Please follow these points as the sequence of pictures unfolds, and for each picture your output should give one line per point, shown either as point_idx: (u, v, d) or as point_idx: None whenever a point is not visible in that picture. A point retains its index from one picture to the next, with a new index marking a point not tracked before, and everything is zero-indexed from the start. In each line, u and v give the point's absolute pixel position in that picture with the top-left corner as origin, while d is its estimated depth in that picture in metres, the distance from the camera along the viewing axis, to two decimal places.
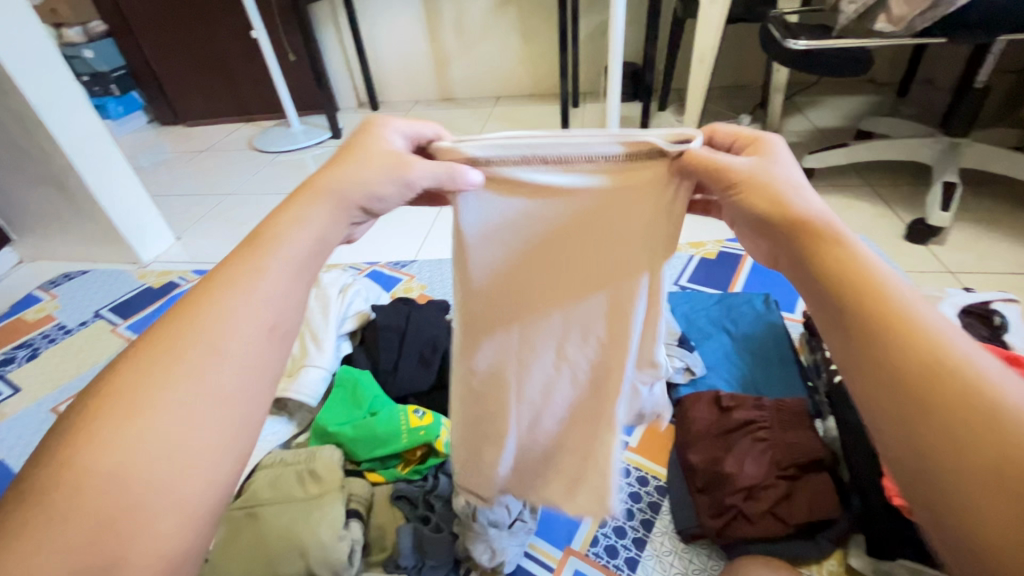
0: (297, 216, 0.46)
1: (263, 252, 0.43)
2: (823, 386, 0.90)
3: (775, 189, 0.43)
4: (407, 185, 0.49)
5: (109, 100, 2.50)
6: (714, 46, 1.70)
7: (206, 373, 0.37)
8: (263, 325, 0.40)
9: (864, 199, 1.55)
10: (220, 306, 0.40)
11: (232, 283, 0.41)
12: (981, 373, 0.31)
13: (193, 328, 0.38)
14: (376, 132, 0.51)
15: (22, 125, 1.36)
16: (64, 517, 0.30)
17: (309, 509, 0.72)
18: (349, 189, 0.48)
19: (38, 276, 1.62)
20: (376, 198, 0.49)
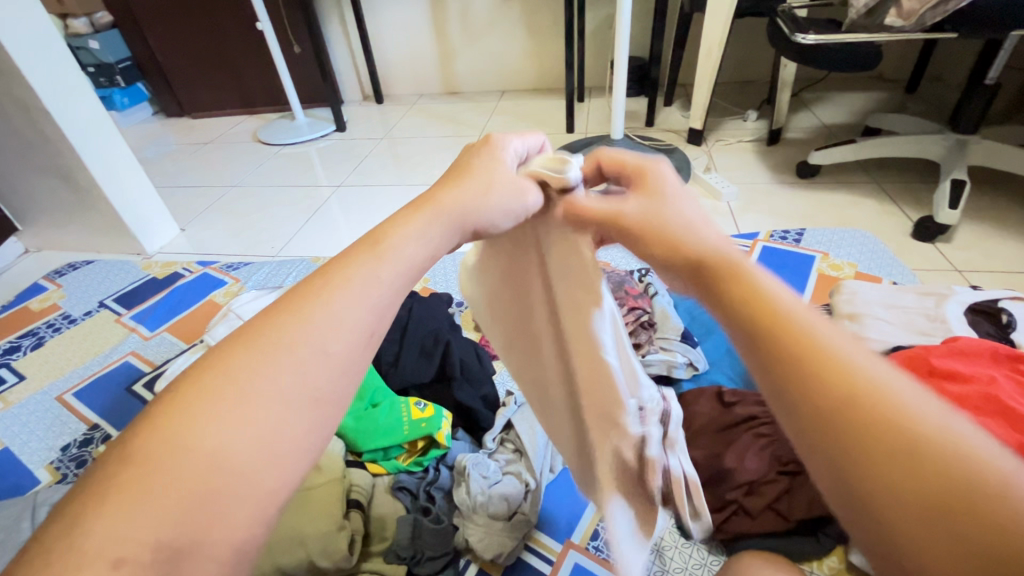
0: (412, 232, 0.44)
1: (379, 253, 0.42)
2: None
3: (667, 231, 0.41)
4: (517, 214, 0.50)
5: (115, 91, 2.50)
6: (722, 40, 1.68)
7: (308, 368, 0.36)
8: (366, 332, 0.39)
9: (870, 196, 1.54)
10: (323, 295, 0.39)
11: (336, 290, 0.39)
12: (885, 390, 0.28)
13: (304, 322, 0.37)
14: (497, 152, 0.51)
15: (27, 114, 1.36)
16: (152, 493, 0.29)
17: (310, 498, 0.73)
18: (468, 214, 0.47)
19: (43, 266, 1.62)
20: (495, 223, 0.49)
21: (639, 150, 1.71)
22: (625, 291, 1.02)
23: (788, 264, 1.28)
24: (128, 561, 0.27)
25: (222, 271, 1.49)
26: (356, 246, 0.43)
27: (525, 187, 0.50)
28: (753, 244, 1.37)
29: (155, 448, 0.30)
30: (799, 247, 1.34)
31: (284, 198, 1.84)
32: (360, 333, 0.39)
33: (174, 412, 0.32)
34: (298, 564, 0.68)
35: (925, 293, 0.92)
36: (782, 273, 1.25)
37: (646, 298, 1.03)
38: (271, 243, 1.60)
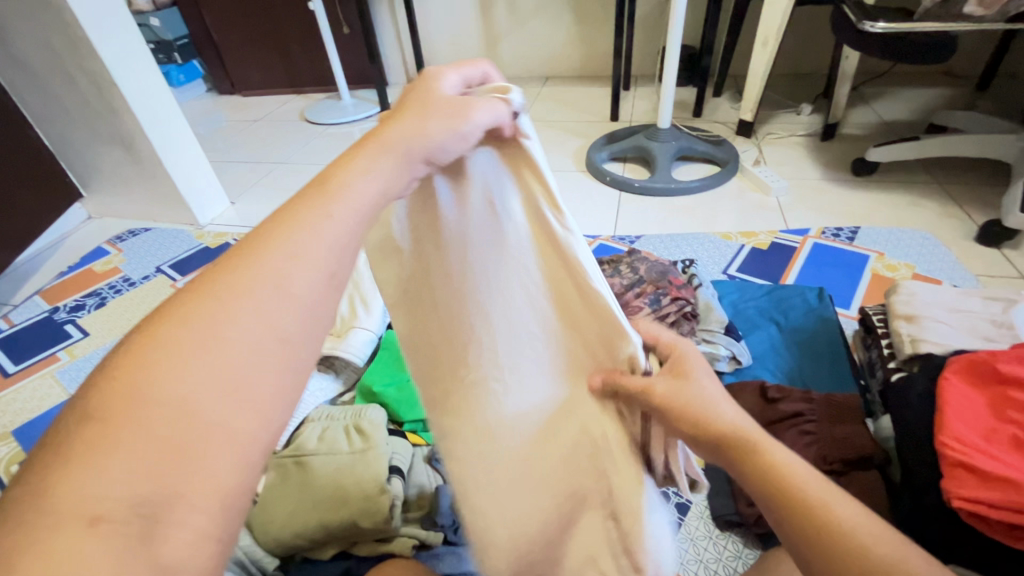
0: (360, 167, 0.41)
1: (327, 193, 0.39)
2: (877, 385, 0.86)
3: (695, 407, 0.47)
4: (466, 136, 0.45)
5: (172, 68, 2.59)
6: (780, 28, 1.62)
7: (268, 311, 0.34)
8: (323, 272, 0.36)
9: (931, 197, 1.47)
10: (264, 239, 0.36)
11: (284, 233, 0.37)
12: (862, 533, 0.39)
13: (252, 267, 0.35)
14: (430, 82, 0.47)
15: (97, 86, 1.42)
16: (124, 444, 0.28)
17: (354, 460, 0.75)
18: (417, 140, 0.43)
19: (106, 231, 1.72)
20: (442, 151, 0.44)
21: (685, 140, 1.67)
22: (668, 281, 1.01)
23: (840, 263, 1.24)
24: (105, 518, 0.26)
25: None
26: (304, 192, 0.40)
27: (470, 106, 0.45)
28: (803, 240, 1.33)
29: (117, 400, 0.29)
30: (853, 245, 1.29)
31: None
32: (319, 265, 0.36)
33: (136, 361, 0.30)
34: (343, 523, 0.71)
35: (992, 298, 0.88)
36: (834, 271, 1.21)
37: (689, 289, 1.02)
38: None
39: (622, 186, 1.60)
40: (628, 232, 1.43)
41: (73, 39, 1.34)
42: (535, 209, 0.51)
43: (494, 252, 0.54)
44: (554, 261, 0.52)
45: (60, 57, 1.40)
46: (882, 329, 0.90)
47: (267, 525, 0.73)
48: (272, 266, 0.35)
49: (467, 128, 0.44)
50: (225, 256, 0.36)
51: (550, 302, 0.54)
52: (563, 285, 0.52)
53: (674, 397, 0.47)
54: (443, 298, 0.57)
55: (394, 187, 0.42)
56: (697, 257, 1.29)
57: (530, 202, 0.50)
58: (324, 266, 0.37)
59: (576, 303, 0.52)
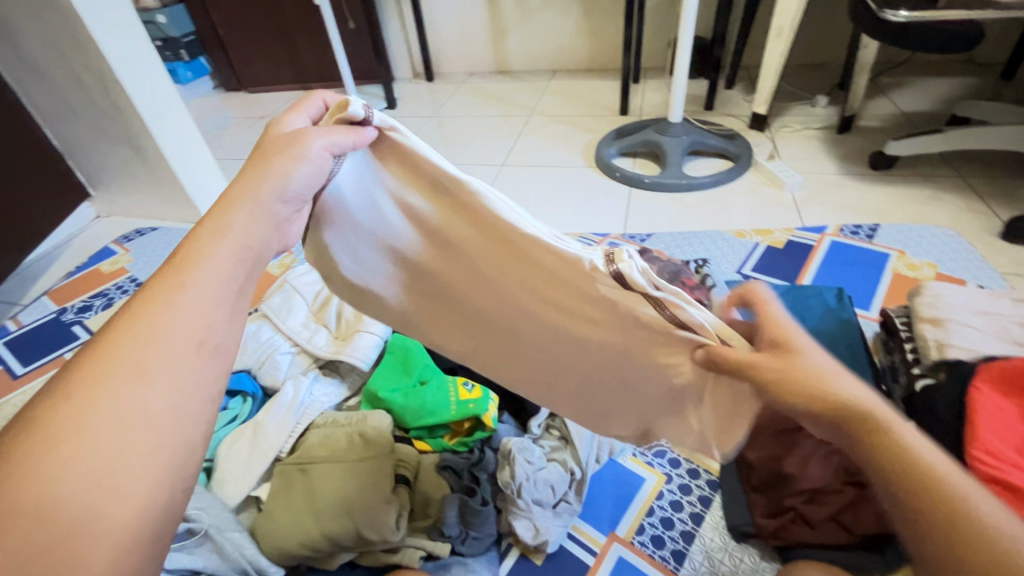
0: (218, 226, 0.46)
1: (182, 263, 0.43)
2: (901, 391, 0.83)
3: (805, 380, 0.43)
4: (314, 159, 0.49)
5: (179, 65, 2.57)
6: (796, 18, 1.57)
7: (131, 394, 0.36)
8: (189, 341, 0.40)
9: (954, 191, 1.42)
10: (119, 326, 0.39)
11: (144, 307, 0.40)
12: None
13: (110, 356, 0.37)
14: (272, 130, 0.53)
15: (101, 84, 1.41)
16: (9, 541, 0.29)
17: (357, 468, 0.74)
18: (267, 186, 0.48)
19: (113, 230, 1.71)
20: (297, 187, 0.50)
21: (697, 134, 1.63)
22: (681, 282, 0.98)
23: (859, 261, 1.20)
24: None
25: None
26: (158, 273, 0.43)
27: (304, 136, 0.49)
28: (820, 238, 1.29)
29: None
30: (871, 244, 1.25)
31: None
32: (189, 320, 0.40)
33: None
34: (348, 532, 0.69)
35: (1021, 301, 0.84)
36: (853, 270, 1.18)
37: (704, 291, 0.99)
38: None
39: (632, 182, 1.56)
40: (639, 230, 1.40)
41: (76, 39, 1.33)
42: (433, 187, 0.54)
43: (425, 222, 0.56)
44: (473, 236, 0.54)
45: (64, 56, 1.38)
46: (905, 331, 0.86)
47: (271, 533, 0.71)
48: (137, 342, 0.38)
49: (306, 155, 0.49)
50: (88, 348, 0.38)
51: (483, 284, 0.59)
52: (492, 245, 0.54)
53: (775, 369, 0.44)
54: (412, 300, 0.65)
55: (250, 239, 0.47)
56: (710, 256, 1.26)
57: (427, 181, 0.53)
58: (198, 317, 0.41)
59: (499, 262, 0.55)
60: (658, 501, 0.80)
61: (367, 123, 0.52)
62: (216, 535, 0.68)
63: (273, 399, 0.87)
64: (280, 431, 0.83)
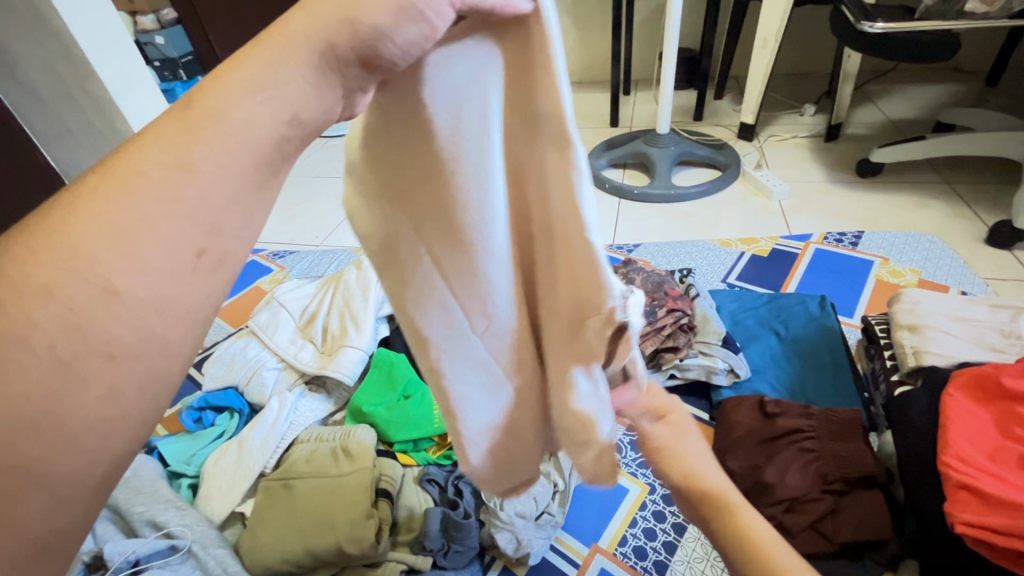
0: (249, 76, 0.26)
1: (195, 125, 0.25)
2: (880, 398, 0.84)
3: (678, 462, 0.47)
4: (423, 13, 0.27)
5: (177, 85, 2.59)
6: (780, 30, 1.59)
7: (92, 331, 0.23)
8: (184, 250, 0.25)
9: (940, 197, 1.43)
10: (100, 191, 0.24)
11: (116, 192, 0.24)
12: None
13: (62, 255, 0.23)
14: None
15: (97, 107, 1.44)
16: None
17: (340, 483, 0.75)
18: (344, 26, 0.27)
19: None
20: (395, 45, 0.28)
21: (685, 145, 1.65)
22: (664, 293, 0.99)
23: (843, 269, 1.21)
24: None
25: (268, 259, 1.41)
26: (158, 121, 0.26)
27: None
28: (804, 246, 1.30)
29: None
30: (856, 251, 1.26)
31: (329, 188, 1.76)
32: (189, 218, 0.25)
33: None
34: (330, 549, 0.69)
35: (999, 306, 0.85)
36: (837, 277, 1.19)
37: (686, 301, 1.00)
38: (315, 233, 1.53)
39: (621, 193, 1.57)
40: (627, 241, 1.41)
41: (73, 63, 1.35)
42: (525, 120, 0.36)
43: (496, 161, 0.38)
44: (566, 212, 0.37)
45: (60, 81, 1.40)
46: (885, 338, 0.87)
47: (255, 549, 0.72)
48: (108, 242, 0.23)
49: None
50: (38, 213, 0.24)
51: (557, 268, 0.41)
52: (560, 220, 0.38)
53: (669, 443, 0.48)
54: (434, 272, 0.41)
55: (304, 110, 0.27)
56: (696, 266, 1.27)
57: (523, 108, 0.36)
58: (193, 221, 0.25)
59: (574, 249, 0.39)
60: (641, 512, 0.80)
61: None
62: (199, 552, 0.69)
63: (258, 415, 0.87)
64: (264, 447, 0.84)
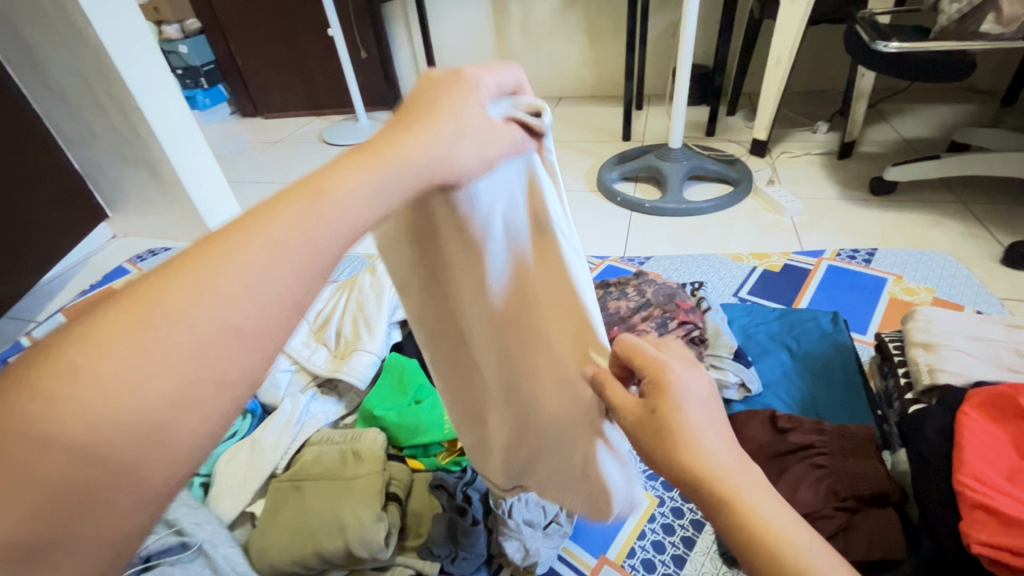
0: (355, 178, 0.34)
1: (314, 210, 0.32)
2: (895, 417, 0.83)
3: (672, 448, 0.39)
4: (491, 164, 0.41)
5: (198, 93, 2.63)
6: (794, 48, 1.60)
7: (176, 348, 0.27)
8: (284, 297, 0.30)
9: (953, 216, 1.42)
10: (231, 241, 0.30)
11: (241, 250, 0.30)
12: None
13: (194, 296, 0.28)
14: (468, 88, 0.40)
15: (121, 111, 1.46)
16: None
17: (350, 485, 0.76)
18: (438, 163, 0.37)
19: (126, 251, 1.75)
20: (467, 176, 0.39)
21: (697, 160, 1.65)
22: (675, 304, 0.99)
23: (855, 287, 1.20)
24: None
25: None
26: (291, 195, 0.33)
27: (500, 130, 0.41)
28: (817, 262, 1.30)
29: None
30: (869, 268, 1.26)
31: None
32: (300, 268, 0.31)
33: None
34: (338, 550, 0.69)
35: (1014, 327, 0.84)
36: (850, 294, 1.18)
37: (698, 313, 1.00)
38: None
39: (633, 206, 1.58)
40: (639, 253, 1.42)
41: (100, 69, 1.39)
42: (537, 222, 0.48)
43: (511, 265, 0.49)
44: (552, 290, 0.50)
45: (89, 86, 1.44)
46: (898, 356, 0.87)
47: (265, 550, 0.72)
48: (221, 276, 0.29)
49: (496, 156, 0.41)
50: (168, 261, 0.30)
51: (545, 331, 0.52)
52: (571, 320, 0.51)
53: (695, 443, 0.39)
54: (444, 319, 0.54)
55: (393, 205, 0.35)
56: (708, 280, 1.27)
57: (534, 217, 0.48)
58: (284, 260, 0.30)
59: (556, 317, 0.51)
60: (650, 525, 0.80)
61: (538, 137, 0.45)
62: (209, 550, 0.69)
63: (271, 416, 0.88)
64: (276, 447, 0.85)
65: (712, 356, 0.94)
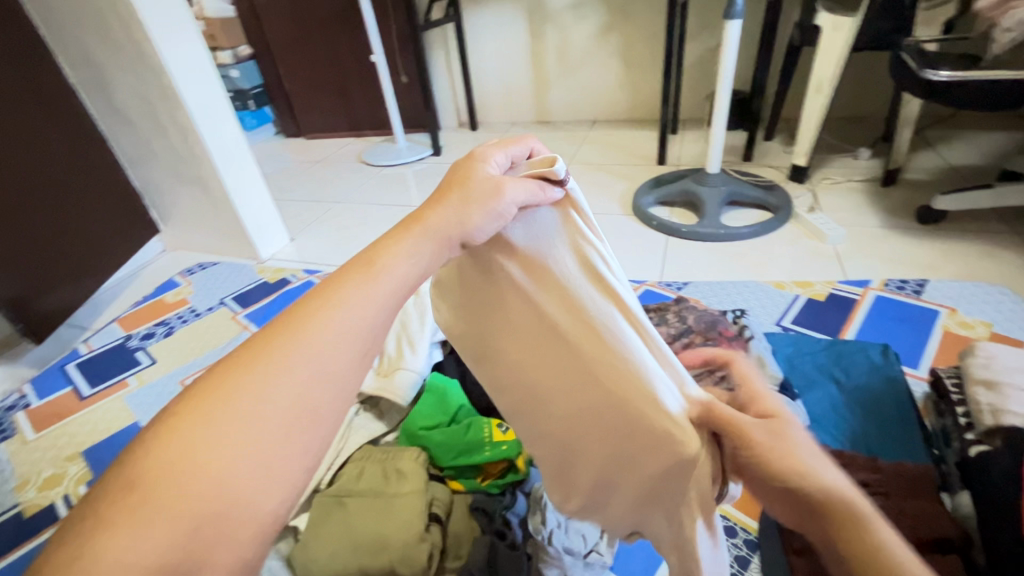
0: (404, 250, 0.44)
1: (371, 274, 0.42)
2: (954, 458, 0.79)
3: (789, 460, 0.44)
4: (502, 214, 0.49)
5: (246, 114, 2.76)
6: (835, 75, 1.59)
7: (284, 392, 0.36)
8: (355, 349, 0.39)
9: (1008, 248, 1.37)
10: (314, 304, 0.40)
11: (320, 307, 0.39)
12: None
13: (290, 355, 0.37)
14: (478, 163, 0.51)
15: (180, 132, 1.54)
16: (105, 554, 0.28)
17: (392, 503, 0.77)
18: (456, 227, 0.47)
19: (177, 264, 1.79)
20: (477, 232, 0.49)
21: (735, 185, 1.64)
22: (717, 333, 0.98)
23: (905, 318, 1.17)
24: None
25: None
26: (351, 269, 0.43)
27: (504, 185, 0.49)
28: (864, 292, 1.27)
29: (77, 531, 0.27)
30: (919, 299, 1.22)
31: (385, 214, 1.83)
32: (367, 324, 0.40)
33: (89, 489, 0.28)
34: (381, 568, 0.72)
35: None
36: (900, 326, 1.15)
37: (741, 342, 0.98)
38: None
39: (669, 231, 1.58)
40: (676, 278, 1.41)
41: (164, 93, 1.48)
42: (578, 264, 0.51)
43: (549, 291, 0.52)
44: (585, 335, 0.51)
45: (152, 108, 1.53)
46: (957, 395, 0.83)
47: (309, 563, 0.73)
48: (301, 331, 0.38)
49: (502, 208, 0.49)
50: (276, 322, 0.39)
51: (578, 374, 0.54)
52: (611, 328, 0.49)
53: (770, 438, 0.44)
54: (488, 353, 0.62)
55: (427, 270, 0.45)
56: (749, 307, 1.26)
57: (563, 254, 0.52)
58: (358, 322, 0.40)
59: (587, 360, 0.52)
60: None
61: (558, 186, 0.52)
62: None
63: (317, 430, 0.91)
64: (321, 462, 0.86)
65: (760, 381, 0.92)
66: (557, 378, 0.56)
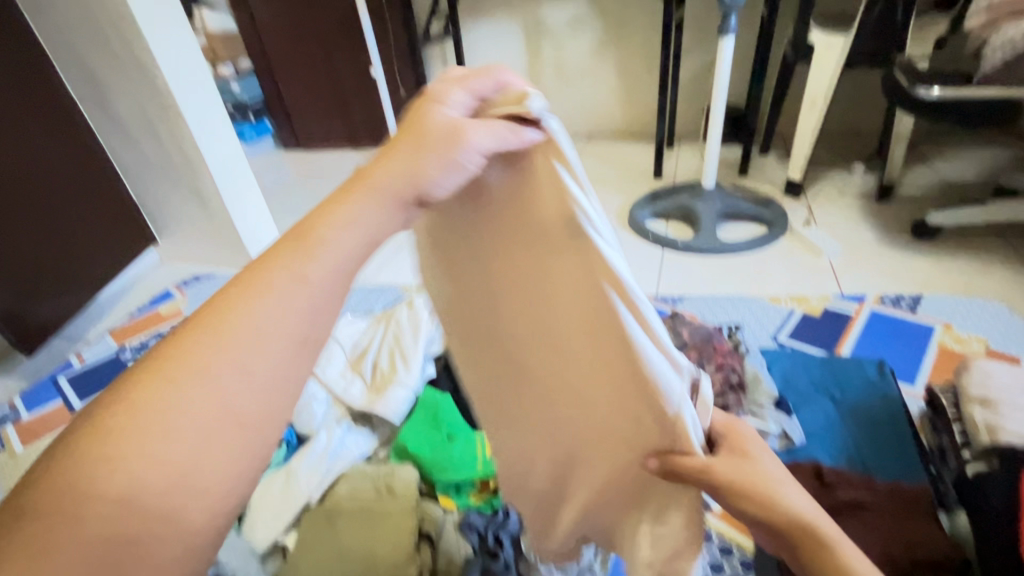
0: (343, 216, 0.39)
1: (307, 246, 0.38)
2: (950, 476, 0.79)
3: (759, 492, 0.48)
4: (463, 163, 0.42)
5: (246, 126, 2.78)
6: (828, 91, 1.61)
7: (216, 387, 0.35)
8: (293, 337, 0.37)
9: (1001, 264, 1.38)
10: (239, 294, 0.37)
11: (249, 298, 0.37)
12: None
13: (218, 345, 0.36)
14: (429, 106, 0.44)
15: (178, 145, 1.55)
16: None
17: (383, 522, 0.76)
18: (407, 182, 0.41)
19: (174, 274, 1.78)
20: (438, 185, 0.42)
21: (731, 200, 1.65)
22: (713, 347, 0.95)
23: (900, 334, 1.17)
24: None
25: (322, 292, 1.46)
26: (282, 244, 0.39)
27: (463, 129, 0.42)
28: (858, 307, 1.27)
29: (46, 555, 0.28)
30: (915, 315, 1.22)
31: None
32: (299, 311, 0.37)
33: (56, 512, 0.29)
34: None
35: None
36: (895, 342, 1.15)
37: (737, 356, 0.97)
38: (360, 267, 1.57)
39: (665, 244, 1.58)
40: (671, 292, 1.42)
41: (163, 107, 1.49)
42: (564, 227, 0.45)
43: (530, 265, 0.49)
44: (583, 323, 0.48)
45: (151, 121, 1.53)
46: (954, 412, 0.83)
47: None
48: (228, 320, 0.36)
49: (459, 154, 0.42)
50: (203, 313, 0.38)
51: (572, 358, 0.51)
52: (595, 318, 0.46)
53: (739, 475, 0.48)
54: (468, 342, 0.61)
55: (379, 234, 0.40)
56: (743, 321, 1.26)
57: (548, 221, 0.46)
58: (298, 305, 0.37)
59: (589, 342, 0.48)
60: None
61: (537, 126, 0.45)
62: None
63: (307, 445, 0.90)
64: (311, 479, 0.85)
65: (755, 393, 0.94)
66: (541, 364, 0.54)
